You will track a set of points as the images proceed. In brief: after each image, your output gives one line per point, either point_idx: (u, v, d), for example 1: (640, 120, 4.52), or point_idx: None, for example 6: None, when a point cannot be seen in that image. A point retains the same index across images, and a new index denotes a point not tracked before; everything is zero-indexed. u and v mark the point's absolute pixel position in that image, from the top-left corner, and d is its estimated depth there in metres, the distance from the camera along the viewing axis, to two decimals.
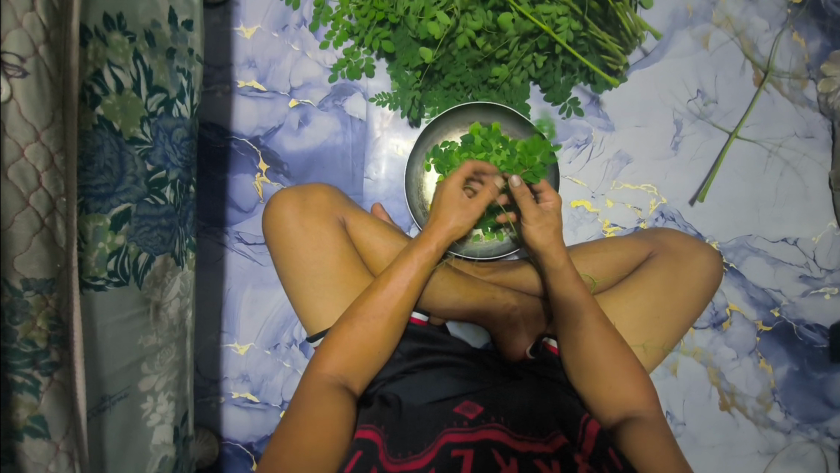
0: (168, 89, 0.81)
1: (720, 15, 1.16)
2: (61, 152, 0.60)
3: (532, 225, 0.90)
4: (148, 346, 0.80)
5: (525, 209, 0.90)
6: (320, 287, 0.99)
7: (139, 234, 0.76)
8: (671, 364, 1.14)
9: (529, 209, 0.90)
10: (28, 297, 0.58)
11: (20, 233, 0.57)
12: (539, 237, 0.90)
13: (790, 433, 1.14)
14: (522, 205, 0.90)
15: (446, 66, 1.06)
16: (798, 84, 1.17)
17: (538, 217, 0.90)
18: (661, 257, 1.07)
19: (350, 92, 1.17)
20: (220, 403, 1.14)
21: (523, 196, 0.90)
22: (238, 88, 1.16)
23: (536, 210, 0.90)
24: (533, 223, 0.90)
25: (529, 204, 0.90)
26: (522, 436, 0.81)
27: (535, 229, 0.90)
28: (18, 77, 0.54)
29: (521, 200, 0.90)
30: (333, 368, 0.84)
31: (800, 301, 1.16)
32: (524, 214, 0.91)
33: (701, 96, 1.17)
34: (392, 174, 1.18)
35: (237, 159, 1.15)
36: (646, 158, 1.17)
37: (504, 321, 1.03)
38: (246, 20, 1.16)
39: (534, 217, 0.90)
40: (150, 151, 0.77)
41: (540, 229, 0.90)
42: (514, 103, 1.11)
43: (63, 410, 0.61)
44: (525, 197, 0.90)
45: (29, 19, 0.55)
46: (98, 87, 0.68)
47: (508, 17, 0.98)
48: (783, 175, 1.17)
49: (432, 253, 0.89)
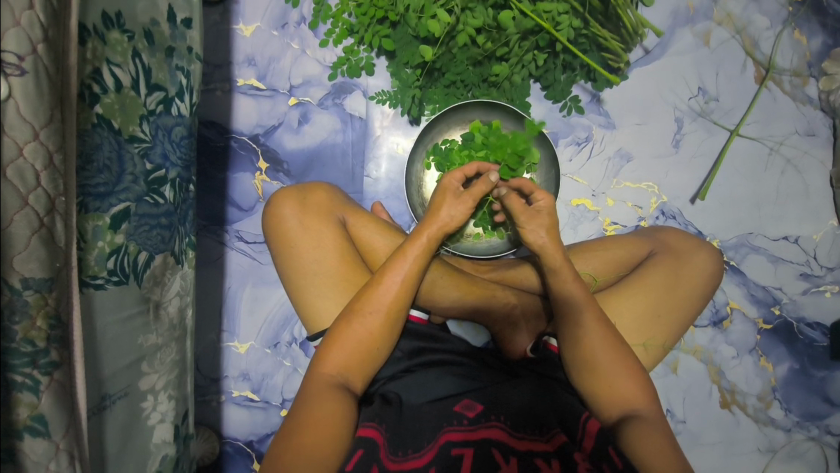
0: (167, 87, 0.80)
1: (721, 12, 1.16)
2: (60, 151, 0.59)
3: (524, 224, 0.91)
4: (148, 345, 0.80)
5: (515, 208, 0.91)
6: (320, 285, 0.99)
7: (139, 232, 0.76)
8: (672, 363, 1.14)
9: (518, 208, 0.91)
10: (28, 297, 0.58)
11: (20, 232, 0.56)
12: (530, 235, 0.91)
13: (790, 431, 1.14)
14: (511, 205, 0.92)
15: (446, 64, 1.05)
16: (800, 82, 1.16)
17: (530, 217, 0.91)
18: (662, 255, 1.07)
19: (350, 90, 1.16)
20: (220, 402, 1.14)
21: (511, 199, 0.92)
22: (238, 86, 1.15)
23: (527, 210, 0.91)
24: (526, 222, 0.91)
25: (518, 204, 0.91)
26: (521, 435, 0.82)
27: (527, 228, 0.91)
28: (17, 76, 0.54)
29: (511, 201, 0.92)
30: (332, 367, 0.84)
31: (800, 300, 1.15)
32: (516, 217, 0.92)
33: (702, 93, 1.16)
34: (392, 172, 1.18)
35: (237, 157, 1.15)
36: (647, 156, 1.17)
37: (505, 320, 1.02)
38: (246, 18, 1.16)
39: (527, 219, 0.91)
40: (150, 150, 0.76)
41: (531, 228, 0.91)
42: (515, 101, 1.10)
43: (62, 410, 0.61)
44: (513, 199, 0.92)
45: (27, 18, 0.55)
46: (97, 86, 0.68)
47: (508, 15, 0.98)
48: (784, 173, 1.17)
49: (425, 246, 0.89)
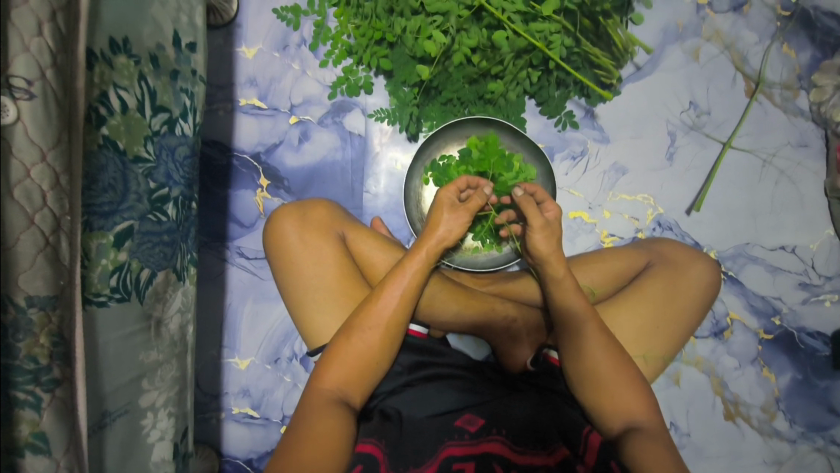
0: (171, 108, 0.82)
1: (710, 29, 1.18)
2: (66, 172, 0.61)
3: (537, 234, 0.92)
4: (149, 362, 0.81)
5: (531, 216, 0.91)
6: (320, 300, 1.00)
7: (141, 250, 0.77)
8: (674, 375, 1.14)
9: (535, 217, 0.91)
10: (32, 315, 0.59)
11: (25, 250, 0.58)
12: (542, 246, 0.92)
13: (796, 442, 1.13)
14: (526, 213, 0.92)
15: (442, 82, 1.08)
16: (790, 95, 1.18)
17: (542, 226, 0.92)
18: (660, 266, 1.08)
19: (350, 109, 1.19)
20: (220, 419, 1.14)
21: (527, 204, 0.92)
22: (240, 106, 1.18)
23: (541, 220, 0.92)
24: (538, 232, 0.92)
25: (534, 211, 0.92)
26: (522, 449, 0.84)
27: (539, 238, 0.92)
28: (26, 100, 0.56)
29: (525, 209, 0.92)
30: (332, 381, 0.84)
31: (800, 309, 1.16)
32: (529, 223, 0.92)
33: (694, 107, 1.18)
34: (391, 188, 1.20)
35: (238, 175, 1.17)
36: (642, 169, 1.18)
37: (505, 333, 1.03)
38: (248, 41, 1.19)
39: (540, 226, 0.92)
40: (153, 169, 0.78)
41: (543, 238, 0.92)
42: (511, 117, 1.13)
43: (64, 427, 0.62)
44: (529, 205, 0.92)
45: (36, 44, 0.57)
46: (103, 108, 0.70)
47: (502, 35, 1.00)
48: (778, 183, 1.18)
49: (424, 260, 0.90)
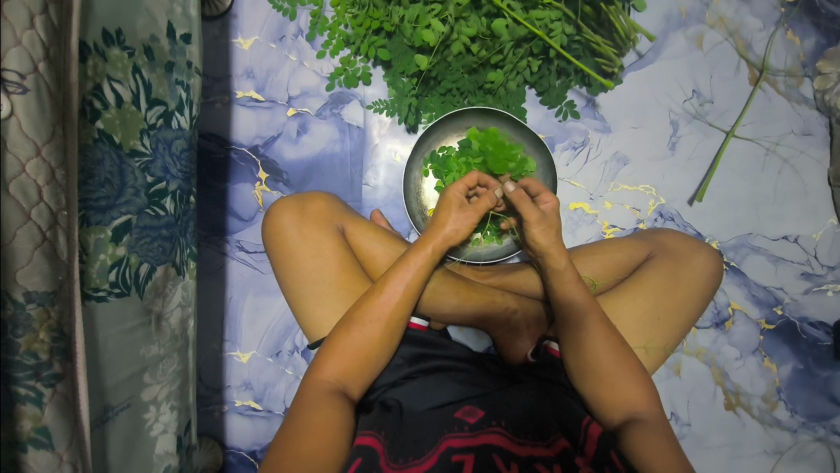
0: (167, 101, 0.82)
1: (713, 15, 1.17)
2: (62, 166, 0.61)
3: (535, 227, 0.92)
4: (150, 356, 0.81)
5: (525, 212, 0.92)
6: (321, 293, 0.99)
7: (140, 245, 0.77)
8: (675, 365, 1.14)
9: (531, 213, 0.92)
10: (30, 310, 0.59)
11: (22, 246, 0.58)
12: (541, 239, 0.92)
13: (797, 432, 1.13)
14: (521, 210, 0.92)
15: (441, 73, 1.07)
16: (794, 82, 1.17)
17: (540, 220, 0.92)
18: (661, 257, 1.07)
19: (348, 100, 1.18)
20: (223, 412, 1.15)
21: (521, 200, 0.92)
22: (238, 99, 1.17)
23: (538, 213, 0.92)
24: (536, 225, 0.92)
25: (529, 208, 0.92)
26: (522, 440, 0.82)
27: (537, 231, 0.92)
28: (19, 93, 0.56)
29: (520, 205, 0.92)
30: (331, 374, 0.84)
31: (802, 299, 1.15)
32: (525, 219, 0.92)
33: (697, 96, 1.17)
34: (390, 180, 1.19)
35: (236, 169, 1.16)
36: (643, 158, 1.17)
37: (505, 325, 1.04)
38: (244, 32, 1.17)
39: (536, 220, 0.92)
40: (150, 163, 0.78)
41: (542, 231, 0.92)
42: (511, 107, 1.12)
43: (65, 422, 0.62)
44: (523, 201, 0.92)
45: (28, 37, 0.56)
46: (98, 102, 0.69)
47: (502, 24, 1.00)
48: (782, 173, 1.17)
49: (429, 256, 0.90)
